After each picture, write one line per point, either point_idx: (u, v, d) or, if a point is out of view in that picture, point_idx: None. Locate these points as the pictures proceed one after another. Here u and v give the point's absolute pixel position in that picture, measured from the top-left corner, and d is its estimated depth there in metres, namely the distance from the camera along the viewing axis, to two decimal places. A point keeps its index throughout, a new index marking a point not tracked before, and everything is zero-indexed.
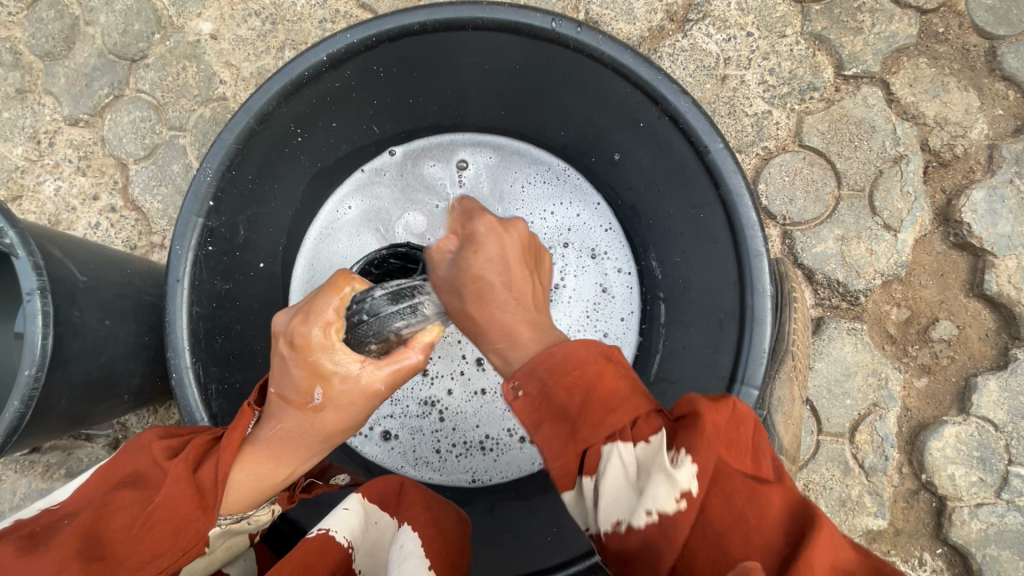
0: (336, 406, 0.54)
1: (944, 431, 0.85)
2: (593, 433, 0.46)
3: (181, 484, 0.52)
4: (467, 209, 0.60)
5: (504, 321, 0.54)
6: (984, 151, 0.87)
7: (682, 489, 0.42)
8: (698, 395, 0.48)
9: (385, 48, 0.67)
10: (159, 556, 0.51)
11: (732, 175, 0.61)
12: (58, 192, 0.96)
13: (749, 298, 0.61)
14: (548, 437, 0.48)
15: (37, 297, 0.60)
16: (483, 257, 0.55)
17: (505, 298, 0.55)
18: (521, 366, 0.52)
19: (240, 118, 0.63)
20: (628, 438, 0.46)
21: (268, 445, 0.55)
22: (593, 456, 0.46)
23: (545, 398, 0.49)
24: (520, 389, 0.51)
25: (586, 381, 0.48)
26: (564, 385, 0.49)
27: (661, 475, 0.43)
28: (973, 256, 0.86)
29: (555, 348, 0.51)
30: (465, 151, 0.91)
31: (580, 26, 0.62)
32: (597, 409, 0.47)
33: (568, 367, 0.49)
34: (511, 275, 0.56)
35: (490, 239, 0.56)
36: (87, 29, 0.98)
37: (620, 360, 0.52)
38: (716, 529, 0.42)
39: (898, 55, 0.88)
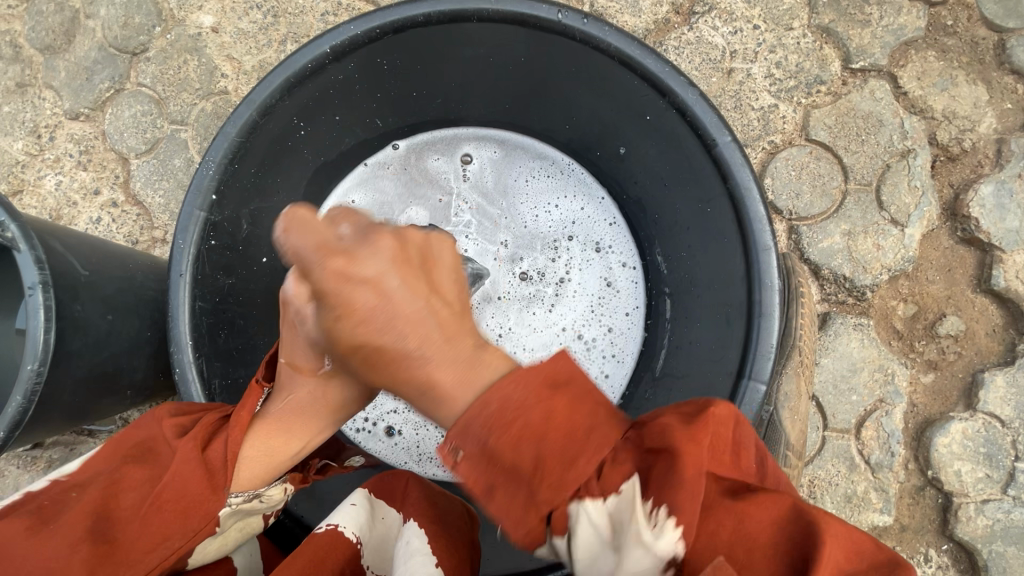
0: (344, 376, 0.58)
1: (951, 427, 0.84)
2: (555, 494, 0.43)
3: (191, 463, 0.51)
4: (298, 247, 0.49)
5: (421, 373, 0.47)
6: (993, 145, 0.86)
7: (666, 558, 0.40)
8: (673, 423, 0.44)
9: (389, 40, 0.66)
10: (170, 537, 0.50)
11: (740, 169, 0.60)
12: (59, 187, 0.96)
13: (757, 292, 0.61)
14: (502, 506, 0.44)
15: (39, 292, 0.59)
16: (355, 320, 0.48)
17: (404, 348, 0.48)
18: (452, 424, 0.45)
19: (242, 111, 0.63)
20: (594, 493, 0.43)
21: (281, 419, 0.58)
22: (557, 518, 0.44)
23: (489, 463, 0.44)
24: (459, 451, 0.45)
25: (532, 433, 0.43)
26: (508, 444, 0.43)
27: (637, 539, 0.41)
28: (981, 251, 0.85)
29: (486, 398, 0.44)
30: (469, 146, 0.90)
31: (586, 17, 0.62)
32: (547, 471, 0.43)
33: (508, 417, 0.44)
34: (401, 321, 0.48)
35: (354, 291, 0.49)
36: (87, 22, 0.97)
37: (572, 384, 0.46)
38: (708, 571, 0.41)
39: (906, 48, 0.88)
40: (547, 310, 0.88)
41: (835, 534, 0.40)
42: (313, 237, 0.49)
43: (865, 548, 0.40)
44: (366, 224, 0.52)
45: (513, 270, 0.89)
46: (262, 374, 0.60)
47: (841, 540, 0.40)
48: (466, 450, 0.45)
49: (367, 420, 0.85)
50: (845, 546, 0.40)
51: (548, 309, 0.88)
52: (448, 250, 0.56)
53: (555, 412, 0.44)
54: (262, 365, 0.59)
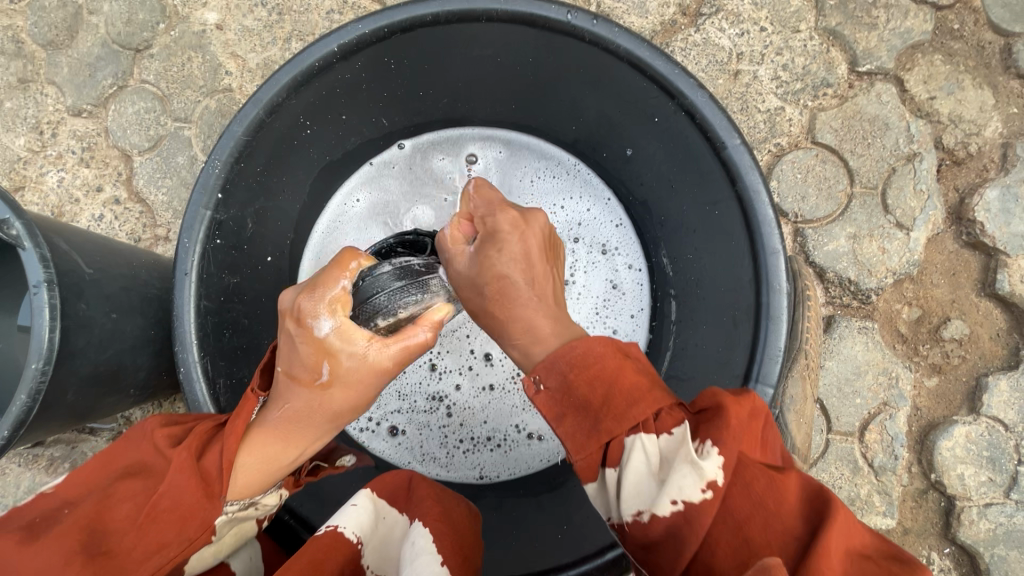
0: (343, 383, 0.55)
1: (954, 430, 0.84)
2: (616, 424, 0.46)
3: (185, 472, 0.51)
4: (483, 200, 0.58)
5: (525, 317, 0.53)
6: (998, 149, 0.87)
7: (707, 479, 0.41)
8: (720, 390, 0.49)
9: (397, 39, 0.66)
10: (166, 546, 0.50)
11: (749, 172, 0.60)
12: (61, 184, 0.95)
13: (765, 296, 0.60)
14: (571, 430, 0.48)
15: (44, 290, 0.58)
16: (500, 260, 0.54)
17: (527, 292, 0.54)
18: (540, 359, 0.51)
19: (249, 110, 0.62)
20: (650, 428, 0.45)
21: (277, 427, 0.55)
22: (617, 446, 0.46)
23: (565, 393, 0.48)
24: (541, 382, 0.50)
25: (608, 374, 0.48)
26: (585, 379, 0.48)
27: (686, 465, 0.42)
28: (986, 255, 0.85)
29: (574, 342, 0.50)
30: (475, 145, 0.90)
31: (596, 18, 0.61)
32: (616, 401, 0.46)
33: (588, 360, 0.49)
34: (533, 274, 0.55)
35: (511, 241, 0.55)
36: (91, 18, 0.97)
37: (637, 357, 0.52)
38: (736, 514, 0.41)
39: (913, 51, 0.87)
40: None
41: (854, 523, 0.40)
42: (490, 196, 0.59)
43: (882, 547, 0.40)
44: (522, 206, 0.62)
45: None
46: (258, 383, 0.58)
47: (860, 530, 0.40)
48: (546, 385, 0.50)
49: (371, 419, 0.85)
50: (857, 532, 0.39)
51: None
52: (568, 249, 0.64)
53: (630, 368, 0.49)
54: (257, 376, 0.59)
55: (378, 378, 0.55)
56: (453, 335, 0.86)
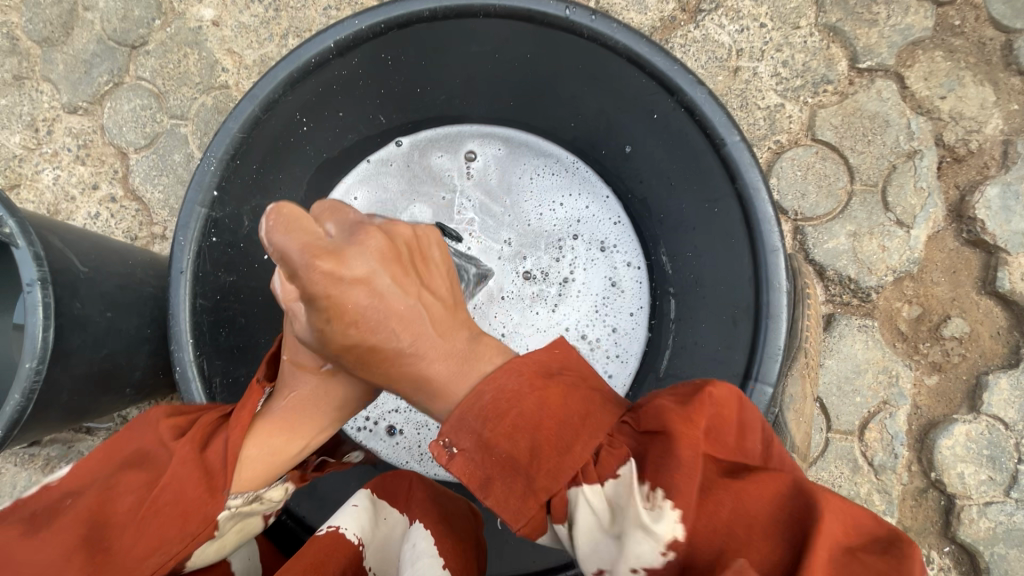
0: (348, 371, 0.57)
1: (954, 429, 0.84)
2: (549, 481, 0.45)
3: (188, 464, 0.51)
4: (285, 251, 0.44)
5: (415, 372, 0.50)
6: (999, 146, 0.86)
7: (665, 541, 0.41)
8: (666, 404, 0.46)
9: (394, 36, 0.65)
10: (168, 540, 0.49)
11: (749, 169, 0.60)
12: (57, 181, 0.95)
13: (765, 294, 0.60)
14: (501, 496, 0.47)
15: (38, 288, 0.58)
16: (347, 325, 0.47)
17: (399, 346, 0.50)
18: (448, 417, 0.49)
19: (244, 106, 0.62)
20: (590, 478, 0.45)
21: (281, 417, 0.56)
22: (557, 504, 0.45)
23: (483, 454, 0.47)
24: (454, 446, 0.48)
25: (527, 421, 0.47)
26: (503, 433, 0.47)
27: (640, 531, 0.41)
28: (986, 253, 0.85)
29: (480, 390, 0.48)
30: (473, 143, 0.89)
31: (594, 13, 0.61)
32: (545, 455, 0.46)
33: (502, 408, 0.47)
34: (393, 322, 0.49)
35: (347, 294, 0.46)
36: (86, 14, 0.96)
37: (565, 373, 0.51)
38: (707, 552, 0.41)
39: (914, 48, 0.87)
40: (550, 310, 0.88)
41: (835, 511, 0.40)
42: (302, 239, 0.45)
43: (865, 524, 0.40)
44: (353, 223, 0.49)
45: (516, 269, 0.88)
46: (263, 375, 0.59)
47: (840, 517, 0.39)
48: (461, 445, 0.48)
49: (368, 419, 0.84)
50: (843, 521, 0.39)
51: (551, 308, 0.88)
52: (437, 245, 0.56)
53: (550, 399, 0.48)
54: (264, 366, 0.59)
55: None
56: None
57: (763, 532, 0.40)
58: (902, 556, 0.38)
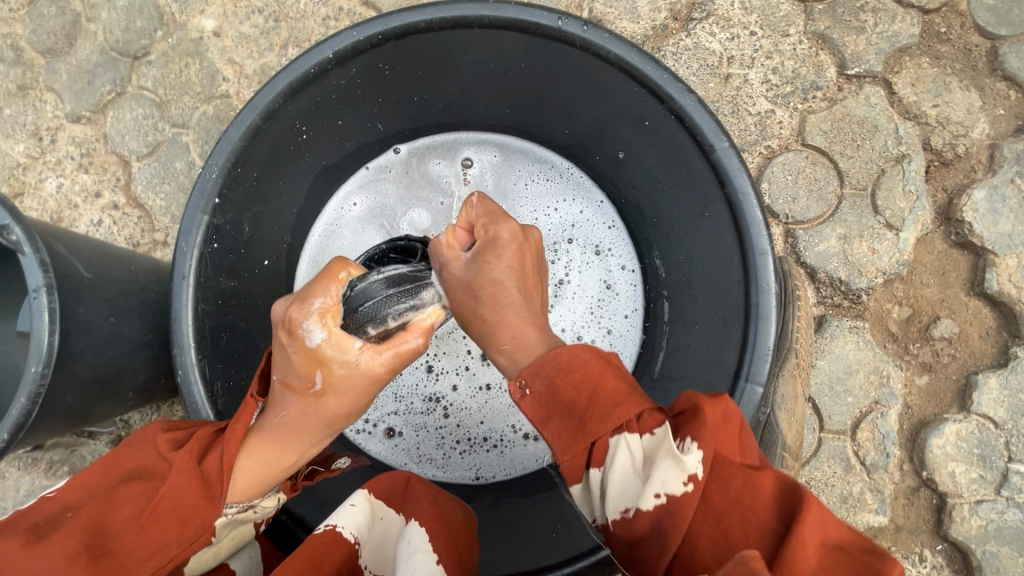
0: (336, 391, 0.54)
1: (945, 428, 0.85)
2: (602, 425, 0.47)
3: (186, 474, 0.52)
4: (484, 210, 0.61)
5: (515, 325, 0.55)
6: (986, 150, 0.88)
7: (689, 472, 0.43)
8: (697, 393, 0.49)
9: (391, 46, 0.67)
10: (166, 546, 0.50)
11: (738, 175, 0.61)
12: (60, 189, 0.96)
13: (754, 296, 0.62)
14: (557, 434, 0.48)
15: (44, 294, 0.60)
16: (495, 265, 0.57)
17: (512, 299, 0.56)
18: (527, 364, 0.52)
19: (245, 116, 0.63)
20: (634, 429, 0.46)
21: (273, 434, 0.56)
22: (602, 447, 0.47)
23: (552, 397, 0.49)
24: (526, 387, 0.51)
25: (592, 377, 0.49)
26: (571, 384, 0.49)
27: (669, 459, 0.43)
28: (974, 255, 0.87)
29: (557, 349, 0.51)
30: (470, 149, 0.91)
31: (586, 24, 0.62)
32: (601, 404, 0.47)
33: (571, 366, 0.49)
34: (526, 280, 0.58)
35: (506, 245, 0.58)
36: (89, 25, 0.98)
37: (614, 360, 0.52)
38: (716, 510, 0.42)
39: (901, 54, 0.89)
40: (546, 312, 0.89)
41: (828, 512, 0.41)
42: (492, 207, 0.61)
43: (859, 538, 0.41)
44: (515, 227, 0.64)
45: None
46: (256, 390, 0.59)
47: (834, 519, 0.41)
48: (531, 389, 0.51)
49: (367, 421, 0.85)
50: (837, 526, 0.40)
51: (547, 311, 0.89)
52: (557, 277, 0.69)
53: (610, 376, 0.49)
54: (255, 382, 0.59)
55: (372, 385, 0.55)
56: (450, 336, 0.87)
57: (767, 507, 0.41)
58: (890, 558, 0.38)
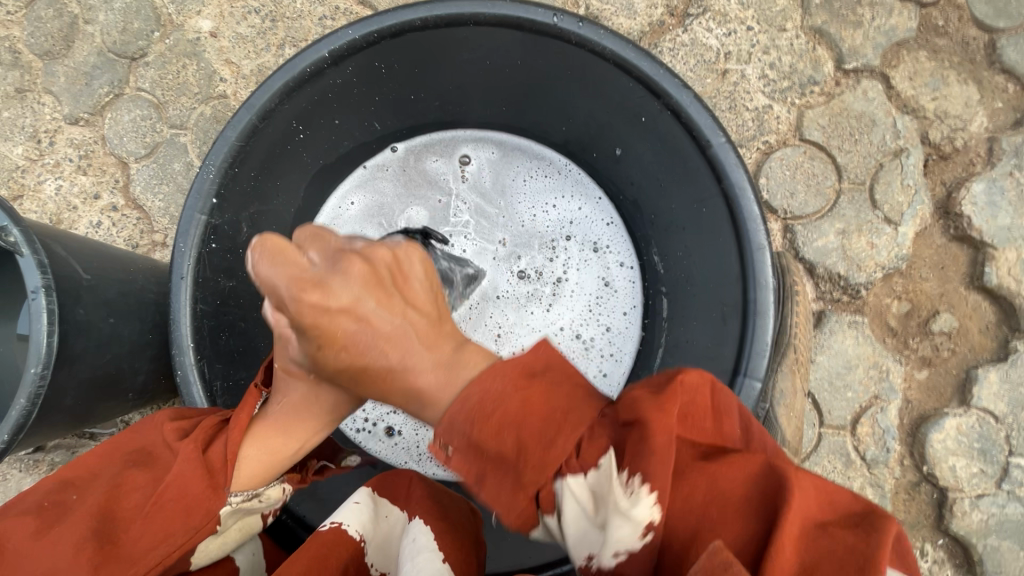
0: None
1: (945, 423, 0.85)
2: (539, 475, 0.46)
3: (192, 462, 0.52)
4: (271, 281, 0.50)
5: (405, 386, 0.52)
6: (984, 144, 0.88)
7: (643, 524, 0.42)
8: (641, 396, 0.47)
9: (386, 44, 0.67)
10: (172, 533, 0.51)
11: (734, 170, 0.61)
12: (59, 192, 0.96)
13: (752, 291, 0.62)
14: (494, 493, 0.48)
15: (42, 295, 0.60)
16: (340, 347, 0.52)
17: (389, 364, 0.52)
18: (439, 423, 0.49)
19: (241, 115, 0.64)
20: (574, 469, 0.45)
21: (277, 421, 0.57)
22: (545, 497, 0.46)
23: (476, 450, 0.47)
24: (448, 446, 0.49)
25: (512, 419, 0.46)
26: (490, 434, 0.46)
27: (620, 518, 0.42)
28: (973, 249, 0.86)
29: (466, 394, 0.48)
30: (467, 147, 0.91)
31: (582, 20, 0.62)
32: (530, 452, 0.46)
33: (488, 413, 0.47)
34: (381, 340, 0.52)
35: (337, 321, 0.51)
36: (86, 27, 0.98)
37: (547, 374, 0.50)
38: (683, 541, 0.42)
39: (899, 48, 0.89)
40: (545, 309, 0.89)
41: (805, 490, 0.41)
42: (284, 268, 0.50)
43: (835, 501, 0.42)
44: (333, 250, 0.54)
45: (511, 270, 0.89)
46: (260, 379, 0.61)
47: (810, 496, 0.41)
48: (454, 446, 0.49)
49: (367, 420, 0.85)
50: (813, 499, 0.41)
51: (546, 308, 0.89)
52: (416, 262, 0.59)
53: (532, 399, 0.47)
54: (259, 372, 0.61)
55: None
56: None
57: (734, 516, 0.42)
58: (869, 528, 0.39)
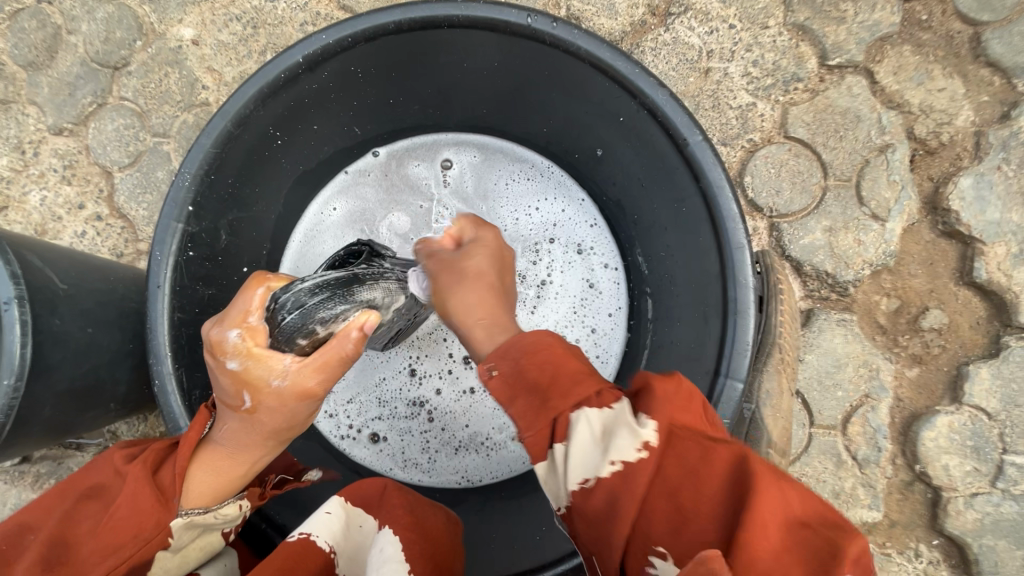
0: (269, 409, 0.54)
1: (937, 421, 0.84)
2: (563, 401, 0.48)
3: (141, 480, 0.52)
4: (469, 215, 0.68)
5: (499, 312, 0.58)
6: (971, 138, 0.87)
7: (643, 439, 0.44)
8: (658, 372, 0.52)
9: (362, 49, 0.66)
10: (121, 547, 0.50)
11: (712, 168, 0.61)
12: (44, 202, 0.96)
13: (732, 290, 0.61)
14: (522, 411, 0.49)
15: (15, 306, 0.59)
16: (489, 255, 0.61)
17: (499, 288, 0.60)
18: (494, 349, 0.53)
19: (216, 122, 0.63)
20: (593, 403, 0.48)
21: (223, 446, 0.56)
22: (564, 423, 0.47)
23: (516, 375, 0.50)
24: (495, 369, 0.52)
25: (556, 359, 0.50)
26: (536, 362, 0.50)
27: (625, 429, 0.45)
28: (963, 244, 0.85)
29: (524, 333, 0.53)
30: (449, 151, 0.90)
31: (556, 20, 0.62)
32: (562, 380, 0.49)
33: (539, 347, 0.51)
34: (507, 275, 0.62)
35: (494, 240, 0.63)
36: (70, 38, 0.98)
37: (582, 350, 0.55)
38: (678, 477, 0.43)
39: (882, 44, 0.88)
40: (529, 312, 0.88)
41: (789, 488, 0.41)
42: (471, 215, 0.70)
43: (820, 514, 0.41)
44: None
45: None
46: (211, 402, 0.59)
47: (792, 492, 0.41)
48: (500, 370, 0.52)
49: (351, 427, 0.84)
50: (797, 500, 0.41)
51: (530, 311, 0.88)
52: None
53: (569, 357, 0.51)
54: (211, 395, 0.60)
55: (302, 401, 0.55)
56: (431, 338, 0.86)
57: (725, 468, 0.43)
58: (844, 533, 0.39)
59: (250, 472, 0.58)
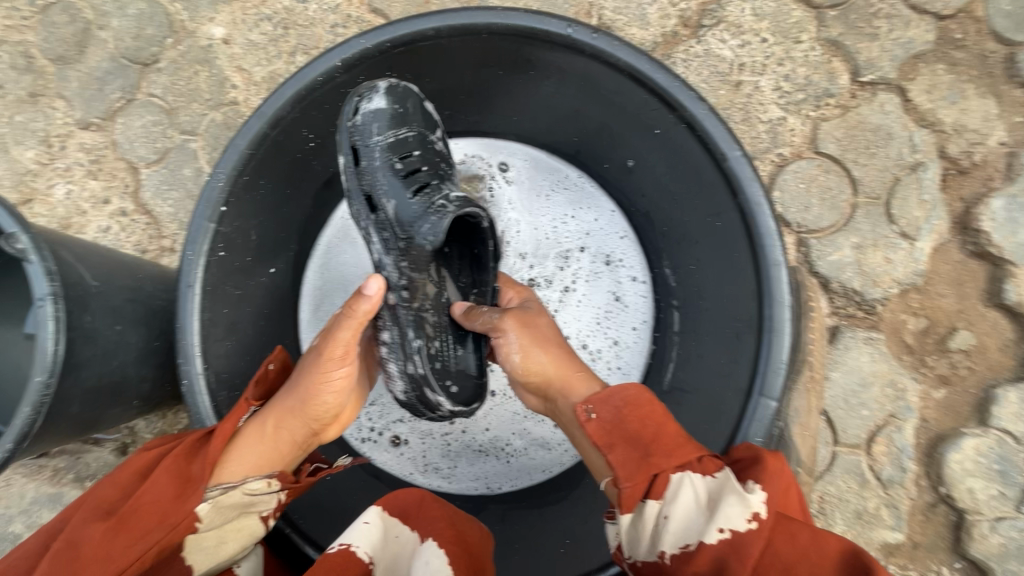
0: (303, 396, 0.60)
1: (963, 443, 0.83)
2: (666, 459, 0.52)
3: (172, 468, 0.55)
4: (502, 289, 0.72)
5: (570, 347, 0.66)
6: (1003, 159, 0.86)
7: (752, 509, 0.47)
8: (754, 445, 0.57)
9: (400, 54, 0.66)
10: (150, 531, 0.52)
11: (750, 184, 0.61)
12: (69, 196, 0.96)
13: (768, 308, 0.61)
14: (619, 458, 0.54)
15: (49, 303, 0.59)
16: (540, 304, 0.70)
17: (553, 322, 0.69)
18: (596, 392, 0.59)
19: (253, 123, 0.64)
20: (696, 468, 0.52)
21: (257, 432, 0.59)
22: (664, 479, 0.52)
23: (615, 424, 0.56)
24: (592, 413, 0.57)
25: (656, 416, 0.55)
26: (636, 416, 0.55)
27: (733, 497, 0.48)
28: (993, 265, 0.85)
29: (625, 385, 0.57)
30: (507, 155, 0.88)
31: (596, 32, 0.62)
32: (665, 440, 0.53)
33: (637, 400, 0.56)
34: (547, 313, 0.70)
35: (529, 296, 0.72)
36: (100, 33, 0.98)
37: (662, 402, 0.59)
38: (785, 560, 0.46)
39: (916, 61, 0.87)
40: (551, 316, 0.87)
41: None
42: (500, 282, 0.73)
43: None
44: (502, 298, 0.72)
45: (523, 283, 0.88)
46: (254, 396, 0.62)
47: None
48: (597, 414, 0.57)
49: (372, 429, 0.84)
50: None
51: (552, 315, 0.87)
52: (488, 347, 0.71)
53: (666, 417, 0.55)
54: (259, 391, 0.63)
55: (325, 391, 0.60)
56: None
57: (832, 567, 0.45)
58: None
59: (283, 458, 0.61)
